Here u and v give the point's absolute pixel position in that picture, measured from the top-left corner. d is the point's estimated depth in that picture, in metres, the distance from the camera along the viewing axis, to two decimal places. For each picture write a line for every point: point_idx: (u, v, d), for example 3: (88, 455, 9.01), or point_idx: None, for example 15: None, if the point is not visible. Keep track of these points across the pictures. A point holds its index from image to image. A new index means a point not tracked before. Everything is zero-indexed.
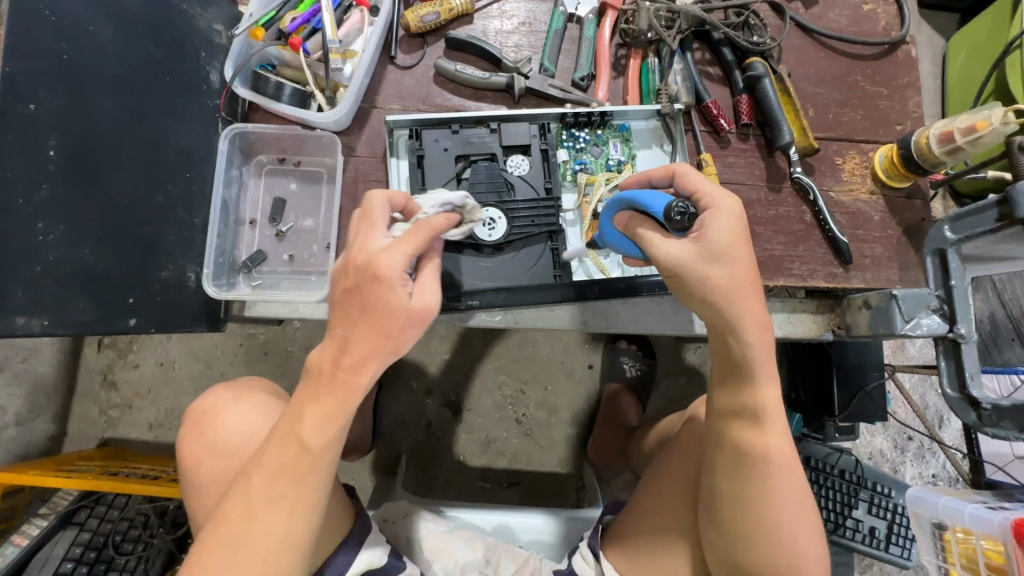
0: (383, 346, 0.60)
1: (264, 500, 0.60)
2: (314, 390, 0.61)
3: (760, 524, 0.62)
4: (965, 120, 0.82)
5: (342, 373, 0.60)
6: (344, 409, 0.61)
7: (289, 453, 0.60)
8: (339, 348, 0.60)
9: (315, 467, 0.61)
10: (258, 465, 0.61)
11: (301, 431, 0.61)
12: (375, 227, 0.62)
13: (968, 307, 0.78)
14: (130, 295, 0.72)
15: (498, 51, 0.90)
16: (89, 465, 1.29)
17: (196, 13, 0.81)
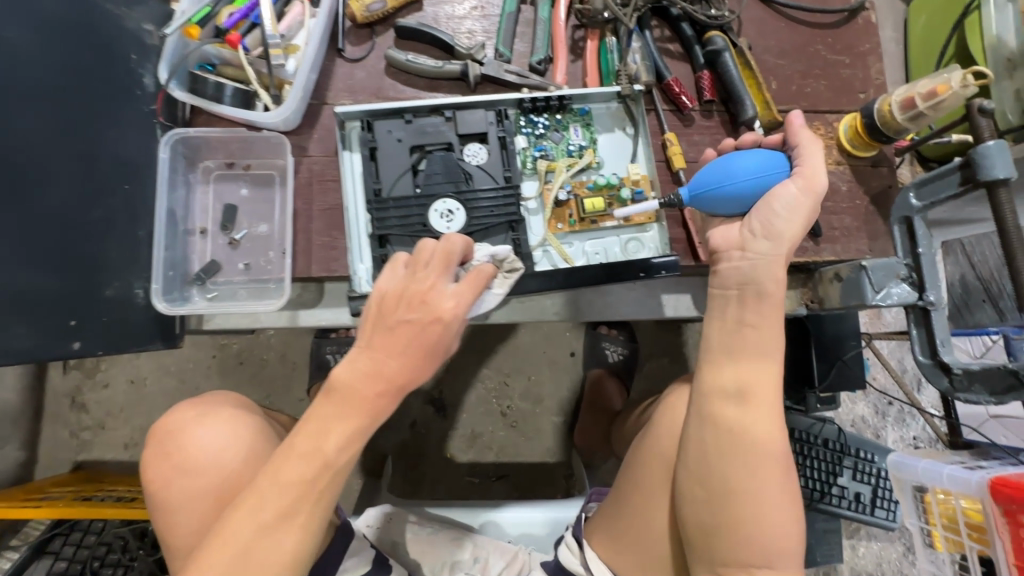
0: (411, 375, 0.57)
1: (276, 516, 0.56)
2: (339, 406, 0.57)
3: (737, 505, 0.63)
4: (926, 85, 0.80)
5: (370, 393, 0.56)
6: (364, 430, 0.57)
7: (310, 470, 0.56)
8: (376, 367, 0.56)
9: (331, 486, 0.58)
10: (273, 481, 0.56)
11: (324, 448, 0.56)
12: (448, 268, 0.59)
13: (936, 273, 0.78)
14: (71, 317, 0.68)
15: (449, 38, 0.87)
16: (62, 491, 1.25)
17: (122, 13, 0.74)
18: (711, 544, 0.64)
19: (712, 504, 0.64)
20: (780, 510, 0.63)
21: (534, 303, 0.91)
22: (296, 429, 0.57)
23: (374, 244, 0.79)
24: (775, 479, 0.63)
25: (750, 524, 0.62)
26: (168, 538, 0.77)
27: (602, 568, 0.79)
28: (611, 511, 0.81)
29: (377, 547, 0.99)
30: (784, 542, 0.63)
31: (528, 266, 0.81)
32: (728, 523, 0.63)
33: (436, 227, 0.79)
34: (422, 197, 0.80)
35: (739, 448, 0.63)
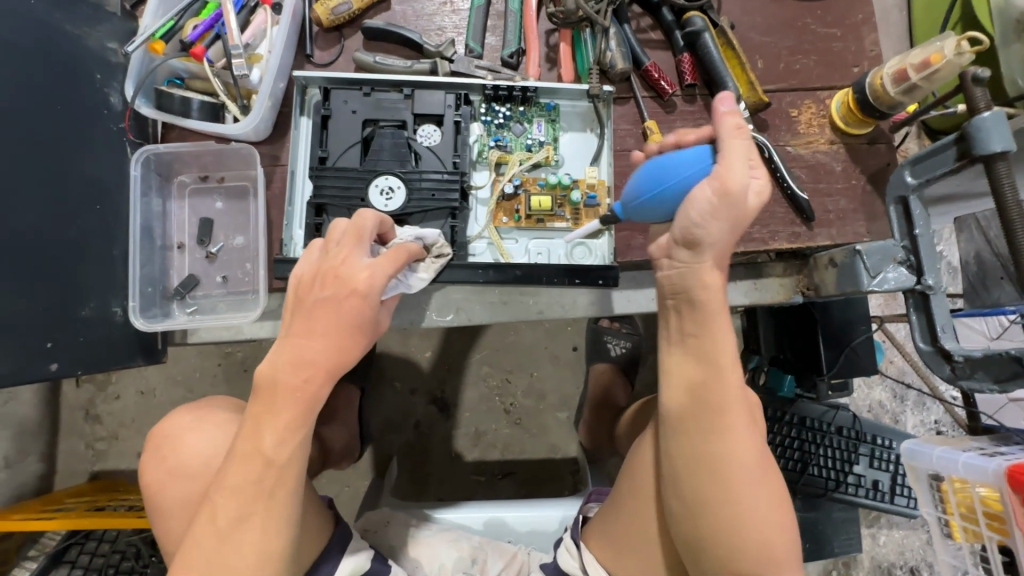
0: (337, 359, 0.61)
1: (232, 520, 0.60)
2: (268, 403, 0.61)
3: (719, 517, 0.60)
4: (919, 55, 0.76)
5: (295, 387, 0.61)
6: (302, 421, 0.62)
7: (252, 469, 0.60)
8: (298, 360, 0.60)
9: (281, 482, 0.61)
10: (221, 486, 0.61)
11: (262, 446, 0.61)
12: (360, 243, 0.64)
13: (935, 256, 0.74)
14: (49, 339, 0.69)
15: (417, 37, 0.85)
16: (78, 501, 1.28)
17: (83, 32, 0.74)
18: (695, 554, 0.63)
19: (692, 518, 0.61)
20: (764, 517, 0.60)
21: (516, 303, 0.88)
22: (236, 432, 0.62)
23: (311, 212, 0.78)
24: (755, 487, 0.60)
25: (736, 535, 0.60)
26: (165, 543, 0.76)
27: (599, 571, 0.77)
28: (608, 518, 0.79)
29: (376, 550, 0.98)
30: (770, 548, 0.60)
31: (460, 255, 0.81)
32: (710, 536, 0.61)
33: (374, 204, 0.78)
34: (365, 172, 0.79)
35: (715, 458, 0.60)
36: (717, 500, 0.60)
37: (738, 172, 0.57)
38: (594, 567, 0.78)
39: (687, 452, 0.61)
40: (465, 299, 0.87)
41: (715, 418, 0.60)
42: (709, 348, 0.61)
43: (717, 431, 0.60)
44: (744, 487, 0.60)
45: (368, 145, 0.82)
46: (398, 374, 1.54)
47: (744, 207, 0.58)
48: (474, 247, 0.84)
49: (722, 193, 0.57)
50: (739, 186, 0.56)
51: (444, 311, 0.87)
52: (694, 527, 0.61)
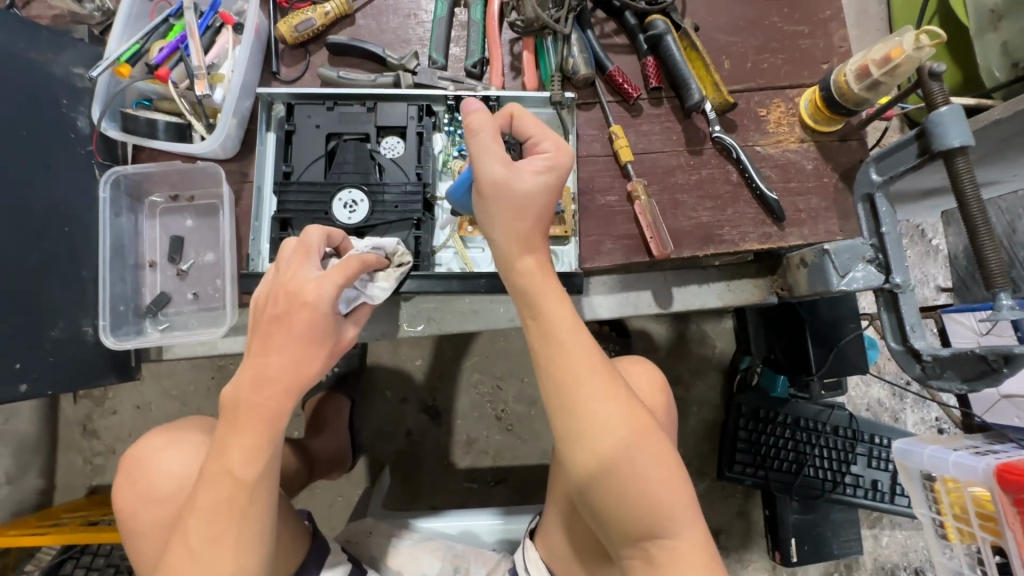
0: (297, 373, 0.64)
1: (207, 542, 0.62)
2: (234, 425, 0.64)
3: (615, 504, 0.54)
4: (880, 50, 0.74)
5: (256, 408, 0.63)
6: (269, 441, 0.64)
7: (222, 489, 0.63)
8: (258, 379, 0.63)
9: (251, 501, 0.64)
10: (194, 510, 0.63)
11: (230, 467, 0.63)
12: (309, 258, 0.66)
13: (903, 253, 0.72)
14: (17, 360, 0.70)
15: (380, 50, 0.86)
16: (73, 516, 1.30)
17: (47, 59, 0.75)
18: (610, 544, 0.58)
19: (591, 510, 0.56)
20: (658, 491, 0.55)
21: (486, 311, 0.87)
22: (205, 455, 0.65)
23: (275, 226, 0.79)
24: (643, 460, 0.54)
25: (638, 518, 0.54)
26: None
27: (540, 569, 0.76)
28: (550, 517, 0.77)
29: (360, 561, 0.98)
30: (675, 521, 0.55)
31: (425, 265, 0.80)
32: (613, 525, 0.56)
33: (338, 217, 0.79)
34: (329, 186, 0.80)
35: (589, 442, 0.54)
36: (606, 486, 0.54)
37: (491, 164, 0.60)
38: (534, 565, 0.77)
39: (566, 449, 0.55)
40: (437, 309, 0.87)
41: (576, 394, 0.55)
42: (553, 323, 0.58)
43: (582, 410, 0.55)
44: (631, 464, 0.54)
45: (333, 158, 0.83)
46: (388, 383, 1.55)
47: (518, 193, 0.60)
48: (440, 257, 0.84)
49: (482, 193, 0.61)
50: (494, 178, 0.60)
51: (415, 321, 0.87)
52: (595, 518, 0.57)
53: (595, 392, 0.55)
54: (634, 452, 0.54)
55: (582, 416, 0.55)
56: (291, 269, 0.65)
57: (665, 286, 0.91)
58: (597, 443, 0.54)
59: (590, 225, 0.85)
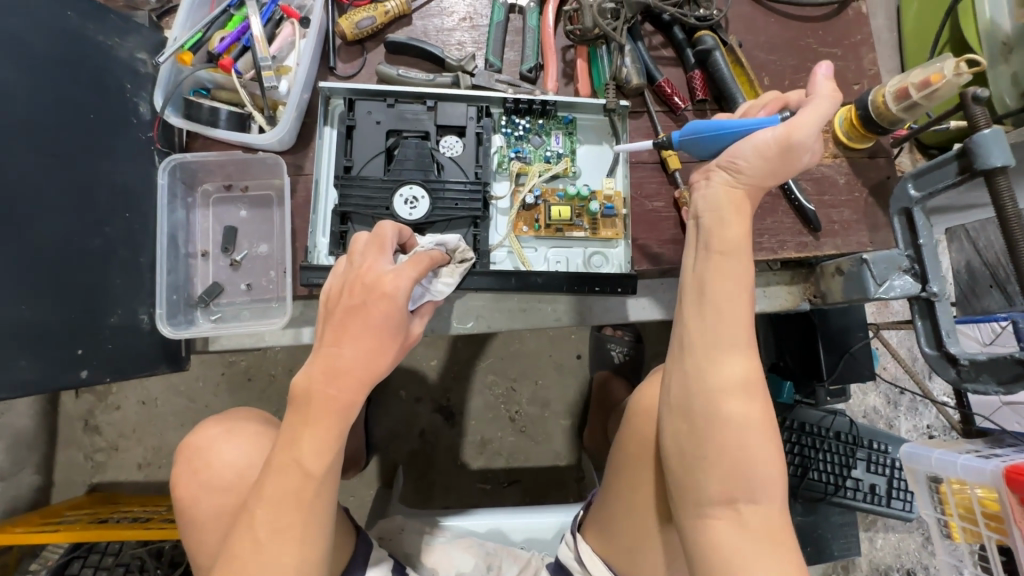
0: (370, 365, 0.59)
1: (270, 533, 0.59)
2: (305, 416, 0.59)
3: (716, 457, 0.59)
4: (919, 74, 0.80)
5: (331, 392, 0.58)
6: (340, 427, 0.60)
7: (291, 481, 0.59)
8: (329, 369, 0.58)
9: (318, 495, 0.60)
10: (260, 500, 0.59)
11: (298, 458, 0.59)
12: (384, 250, 0.62)
13: (938, 263, 0.77)
14: (78, 346, 0.72)
15: (439, 51, 0.87)
16: (77, 514, 1.24)
17: (114, 43, 0.79)
18: (693, 505, 0.60)
19: (688, 458, 0.60)
20: (755, 450, 0.59)
21: (534, 310, 0.90)
22: (272, 444, 0.60)
23: (336, 220, 0.80)
24: (747, 418, 0.59)
25: (731, 474, 0.58)
26: (198, 556, 0.77)
27: (600, 567, 0.76)
28: (601, 505, 0.78)
29: (394, 557, 0.97)
30: (768, 488, 0.58)
31: (482, 262, 0.82)
32: (706, 477, 0.59)
33: (399, 213, 0.80)
34: (389, 182, 0.81)
35: (705, 392, 0.60)
36: (713, 434, 0.59)
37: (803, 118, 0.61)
38: (591, 560, 0.77)
39: (675, 393, 0.62)
40: (485, 307, 0.89)
41: (705, 345, 0.61)
42: (726, 276, 0.61)
43: (703, 362, 0.61)
44: (736, 421, 0.59)
45: (392, 155, 0.84)
46: (403, 382, 1.54)
47: (795, 157, 0.62)
48: (494, 255, 0.85)
49: (784, 140, 0.61)
50: (803, 137, 0.61)
51: (466, 317, 0.89)
52: (687, 471, 0.60)
53: (725, 348, 0.60)
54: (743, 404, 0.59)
55: (705, 370, 0.61)
56: (365, 262, 0.61)
57: None
58: (717, 393, 0.59)
59: (638, 229, 0.86)
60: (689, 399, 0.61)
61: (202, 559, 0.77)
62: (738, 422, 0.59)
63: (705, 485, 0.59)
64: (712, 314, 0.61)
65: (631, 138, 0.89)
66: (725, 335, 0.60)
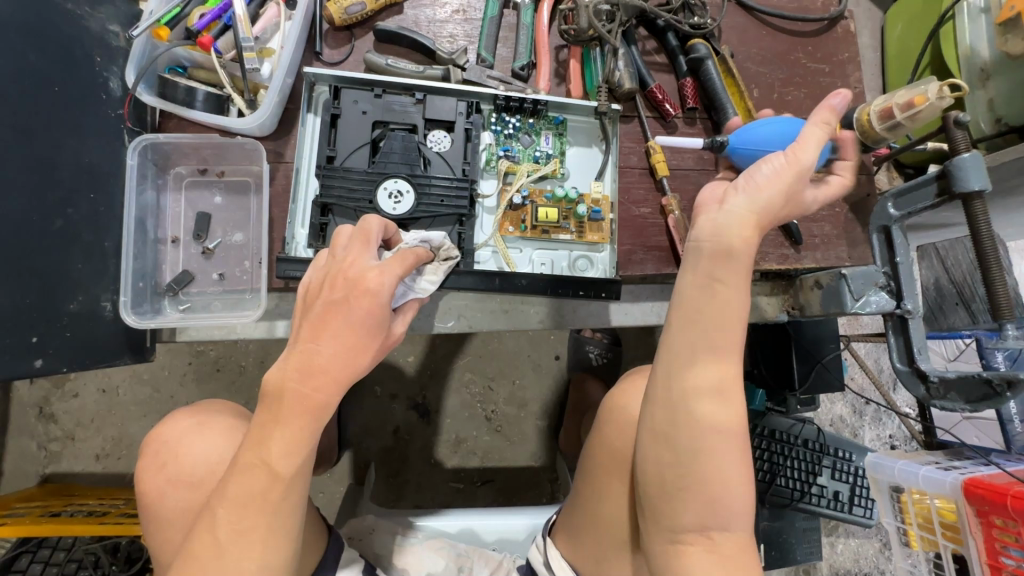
0: (350, 363, 0.57)
1: (231, 534, 0.56)
2: (276, 414, 0.56)
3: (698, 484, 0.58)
4: (904, 95, 0.81)
5: (304, 393, 0.56)
6: (312, 427, 0.57)
7: (256, 480, 0.56)
8: (301, 368, 0.56)
9: (284, 497, 0.57)
10: (222, 499, 0.57)
11: (267, 457, 0.56)
12: (369, 245, 0.60)
13: (913, 281, 0.79)
14: (34, 334, 0.68)
15: (431, 42, 0.85)
16: (27, 506, 1.18)
17: (85, 14, 0.75)
18: (671, 526, 0.60)
19: (669, 482, 0.59)
20: (731, 480, 0.58)
21: (517, 312, 0.89)
22: (240, 441, 0.58)
23: (315, 212, 0.78)
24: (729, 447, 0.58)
25: (711, 504, 0.58)
26: (160, 551, 0.74)
27: (563, 568, 0.77)
28: (572, 509, 0.78)
29: (364, 558, 0.95)
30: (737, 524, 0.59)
31: (467, 261, 0.81)
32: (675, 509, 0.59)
33: (382, 207, 0.77)
34: (373, 175, 0.78)
35: (694, 423, 0.58)
36: (696, 465, 0.58)
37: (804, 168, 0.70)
38: (558, 563, 0.77)
39: (660, 417, 0.60)
40: (467, 307, 0.88)
41: (696, 364, 0.59)
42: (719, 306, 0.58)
43: (691, 383, 0.59)
44: (718, 451, 0.58)
45: (377, 147, 0.81)
46: (379, 378, 1.51)
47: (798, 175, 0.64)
48: (479, 254, 0.84)
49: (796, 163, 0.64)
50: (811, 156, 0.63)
51: (446, 317, 0.87)
52: (668, 496, 0.60)
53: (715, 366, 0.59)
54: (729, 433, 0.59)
55: (695, 395, 0.59)
56: (349, 255, 0.59)
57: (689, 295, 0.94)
58: (703, 422, 0.58)
59: (625, 234, 0.85)
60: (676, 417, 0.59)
61: (165, 554, 0.74)
62: (719, 449, 0.58)
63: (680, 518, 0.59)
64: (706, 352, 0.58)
65: (620, 143, 0.88)
66: (716, 354, 0.58)
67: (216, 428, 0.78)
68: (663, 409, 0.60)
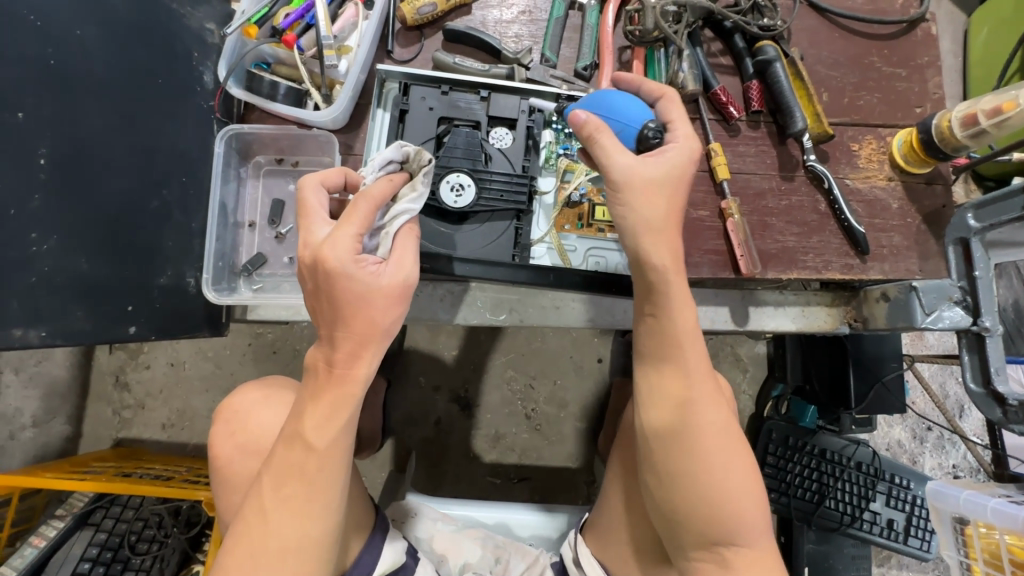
0: (370, 341, 0.59)
1: (276, 504, 0.58)
2: (315, 392, 0.60)
3: (710, 487, 0.59)
4: (990, 102, 0.78)
5: (338, 371, 0.59)
6: (349, 403, 0.60)
7: (295, 453, 0.59)
8: (330, 347, 0.60)
9: (320, 470, 0.59)
10: (268, 469, 0.60)
11: (302, 431, 0.59)
12: (315, 219, 0.61)
13: (993, 297, 0.75)
14: (128, 303, 0.75)
15: (497, 42, 0.88)
16: (102, 466, 1.28)
17: (186, 12, 0.82)
18: (694, 532, 0.60)
19: (685, 490, 0.60)
20: (741, 480, 0.60)
21: (567, 308, 0.90)
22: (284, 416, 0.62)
23: None
24: (733, 446, 0.61)
25: (727, 505, 0.59)
26: (228, 516, 0.79)
27: (594, 566, 0.76)
28: (607, 514, 0.78)
29: (405, 538, 0.98)
30: (755, 531, 0.60)
31: (523, 256, 0.83)
32: (696, 525, 0.60)
33: (444, 199, 0.80)
34: (437, 168, 0.81)
35: (691, 426, 0.61)
36: (701, 467, 0.60)
37: (680, 127, 0.68)
38: (591, 563, 0.76)
39: (662, 422, 0.62)
40: (519, 301, 0.90)
41: (672, 379, 0.63)
42: (676, 328, 0.63)
43: (682, 390, 0.62)
44: (720, 452, 0.60)
45: (441, 142, 0.84)
46: (422, 369, 1.54)
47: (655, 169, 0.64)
48: (534, 250, 0.86)
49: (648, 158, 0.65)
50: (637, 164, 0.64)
51: (498, 310, 0.89)
52: (688, 505, 0.60)
53: (685, 370, 0.63)
54: (725, 432, 0.61)
55: (690, 404, 0.61)
56: (302, 236, 0.61)
57: (742, 306, 0.93)
58: (704, 427, 0.61)
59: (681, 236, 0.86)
60: (662, 421, 0.62)
61: (230, 517, 0.79)
62: (720, 449, 0.60)
63: (695, 524, 0.60)
64: (676, 360, 0.63)
65: None
66: (695, 363, 0.63)
67: (280, 401, 0.83)
68: (657, 415, 0.63)
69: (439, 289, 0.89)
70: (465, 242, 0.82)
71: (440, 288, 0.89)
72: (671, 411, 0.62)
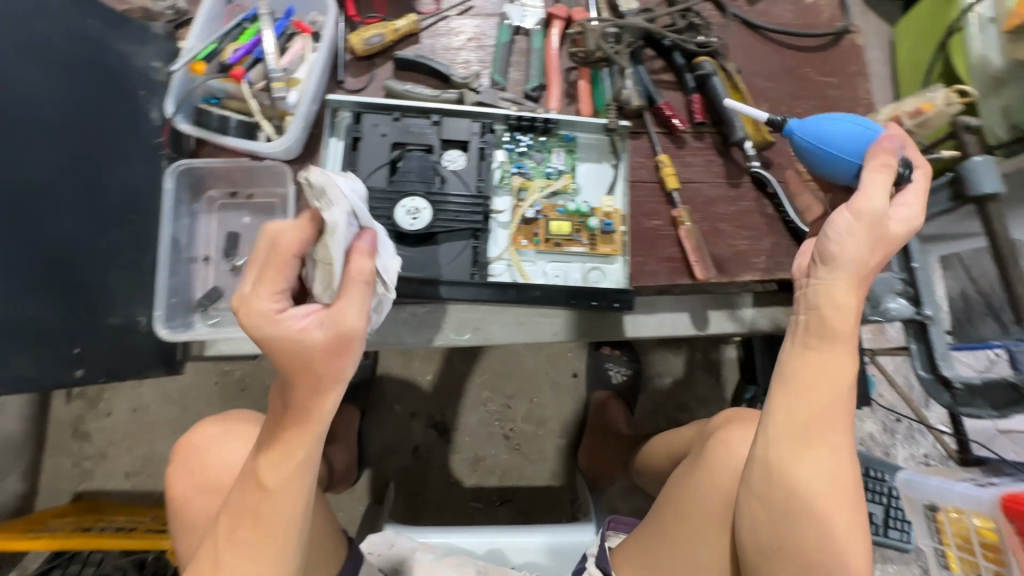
0: (322, 388, 0.54)
1: (228, 545, 0.57)
2: (274, 431, 0.56)
3: (818, 521, 0.58)
4: (911, 103, 0.83)
5: (295, 412, 0.55)
6: (310, 444, 0.56)
7: (249, 495, 0.56)
8: (286, 391, 0.55)
9: (274, 513, 0.56)
10: (225, 509, 0.58)
11: (259, 472, 0.56)
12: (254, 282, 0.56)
13: (933, 287, 0.78)
14: (75, 344, 0.74)
15: (445, 68, 0.90)
16: (60, 522, 1.21)
17: (132, 51, 0.82)
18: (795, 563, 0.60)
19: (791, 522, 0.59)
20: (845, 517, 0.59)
21: (532, 323, 0.91)
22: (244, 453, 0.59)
23: None
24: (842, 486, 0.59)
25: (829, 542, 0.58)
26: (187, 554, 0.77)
27: None
28: (658, 529, 0.77)
29: (381, 573, 0.94)
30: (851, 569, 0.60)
31: (481, 274, 0.84)
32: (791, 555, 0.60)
33: (401, 224, 0.80)
34: (393, 192, 0.82)
35: (813, 461, 0.58)
36: (812, 507, 0.58)
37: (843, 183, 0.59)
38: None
39: (781, 455, 0.58)
40: (484, 319, 0.90)
41: (822, 414, 0.57)
42: (834, 368, 0.56)
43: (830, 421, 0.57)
44: (834, 492, 0.58)
45: (396, 167, 0.85)
46: (398, 396, 1.52)
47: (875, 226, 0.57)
48: (493, 268, 0.87)
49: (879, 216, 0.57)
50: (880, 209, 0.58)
51: (463, 329, 0.89)
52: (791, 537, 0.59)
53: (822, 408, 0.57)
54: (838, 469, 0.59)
55: (830, 436, 0.58)
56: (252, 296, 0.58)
57: (702, 310, 0.95)
58: (823, 463, 0.58)
59: (637, 246, 0.88)
60: (783, 457, 0.58)
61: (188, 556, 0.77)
62: (832, 489, 0.58)
63: (788, 550, 0.60)
64: (824, 393, 0.57)
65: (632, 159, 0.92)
66: (837, 396, 0.57)
67: (241, 433, 0.80)
68: (790, 448, 0.58)
69: (403, 312, 0.88)
70: (422, 263, 0.82)
71: (404, 311, 0.88)
72: (796, 443, 0.57)
